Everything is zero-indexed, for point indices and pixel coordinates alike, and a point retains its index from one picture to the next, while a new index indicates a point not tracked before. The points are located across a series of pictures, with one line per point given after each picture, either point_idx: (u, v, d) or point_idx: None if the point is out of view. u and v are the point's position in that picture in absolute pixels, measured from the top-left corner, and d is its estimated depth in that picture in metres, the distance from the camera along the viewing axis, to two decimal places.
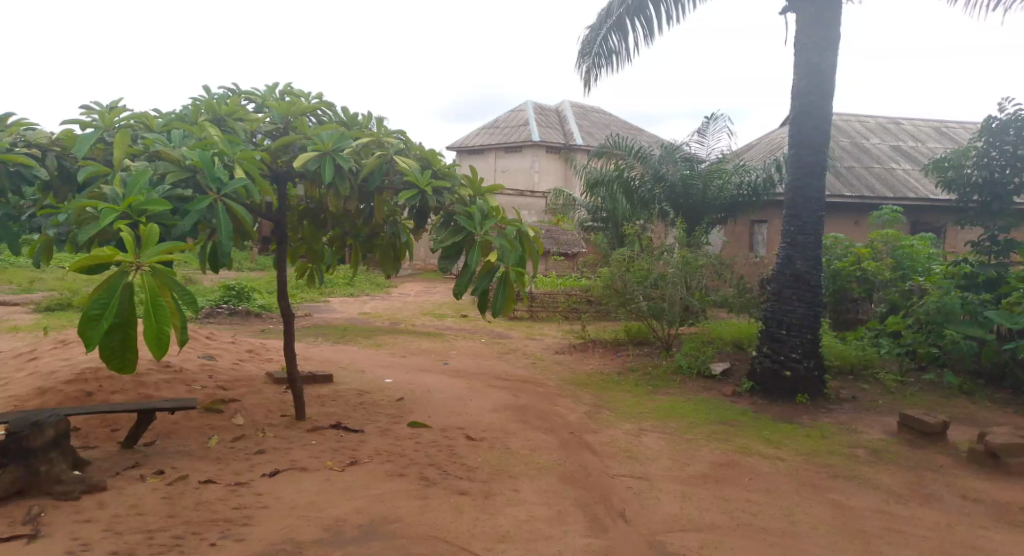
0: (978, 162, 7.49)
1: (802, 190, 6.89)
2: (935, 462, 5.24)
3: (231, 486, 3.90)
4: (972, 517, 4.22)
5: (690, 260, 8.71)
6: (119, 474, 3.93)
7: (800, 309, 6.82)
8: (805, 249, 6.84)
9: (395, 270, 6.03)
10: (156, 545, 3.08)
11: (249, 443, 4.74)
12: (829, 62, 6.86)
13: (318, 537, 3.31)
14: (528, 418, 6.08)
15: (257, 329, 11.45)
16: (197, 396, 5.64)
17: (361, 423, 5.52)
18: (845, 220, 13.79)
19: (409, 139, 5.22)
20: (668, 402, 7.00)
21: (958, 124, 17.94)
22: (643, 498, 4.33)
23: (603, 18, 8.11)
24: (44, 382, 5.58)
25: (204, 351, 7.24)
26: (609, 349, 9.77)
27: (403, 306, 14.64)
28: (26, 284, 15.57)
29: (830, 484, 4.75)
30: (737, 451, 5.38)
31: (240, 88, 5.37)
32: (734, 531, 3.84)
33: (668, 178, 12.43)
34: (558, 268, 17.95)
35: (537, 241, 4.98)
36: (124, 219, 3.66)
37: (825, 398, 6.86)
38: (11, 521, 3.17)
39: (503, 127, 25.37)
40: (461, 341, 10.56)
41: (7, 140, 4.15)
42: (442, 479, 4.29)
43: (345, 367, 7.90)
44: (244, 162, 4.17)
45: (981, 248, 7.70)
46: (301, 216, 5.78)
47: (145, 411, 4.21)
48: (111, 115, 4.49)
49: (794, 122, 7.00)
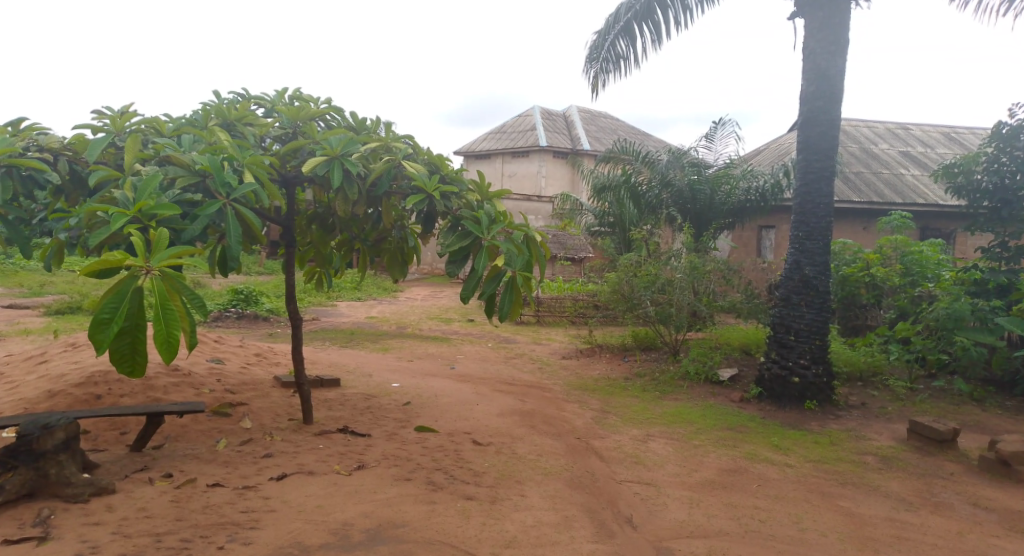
0: (988, 169, 7.45)
1: (811, 195, 6.86)
2: (945, 469, 5.21)
3: (238, 489, 3.91)
4: (984, 525, 4.18)
5: (697, 265, 8.69)
6: (128, 477, 3.95)
7: (808, 315, 6.79)
8: (813, 255, 6.81)
9: (403, 275, 6.04)
10: (164, 548, 3.09)
11: (257, 447, 4.76)
12: (838, 67, 6.84)
13: (325, 541, 3.31)
14: (535, 423, 6.07)
15: (265, 333, 11.50)
16: (205, 399, 5.66)
17: (368, 428, 5.52)
18: (853, 226, 13.75)
19: (417, 144, 5.25)
20: (675, 407, 6.97)
21: (967, 130, 17.85)
22: (650, 504, 4.31)
23: (611, 23, 8.12)
24: (54, 384, 5.61)
25: (212, 355, 7.27)
26: (616, 354, 9.75)
27: (410, 310, 14.67)
28: (36, 287, 15.71)
29: (839, 491, 4.72)
30: (744, 458, 5.35)
31: (249, 93, 5.41)
32: (742, 538, 3.81)
33: (676, 183, 12.39)
34: (565, 273, 17.95)
35: (544, 245, 4.94)
36: (134, 223, 3.69)
37: (833, 404, 6.82)
38: (21, 524, 3.19)
39: (510, 132, 25.42)
40: (468, 346, 10.57)
41: (19, 144, 4.19)
42: (449, 484, 4.29)
43: (352, 372, 7.91)
44: (253, 167, 4.20)
45: (992, 254, 7.63)
46: (309, 220, 5.81)
47: (154, 414, 4.23)
48: (122, 120, 4.53)
49: (802, 127, 6.98)
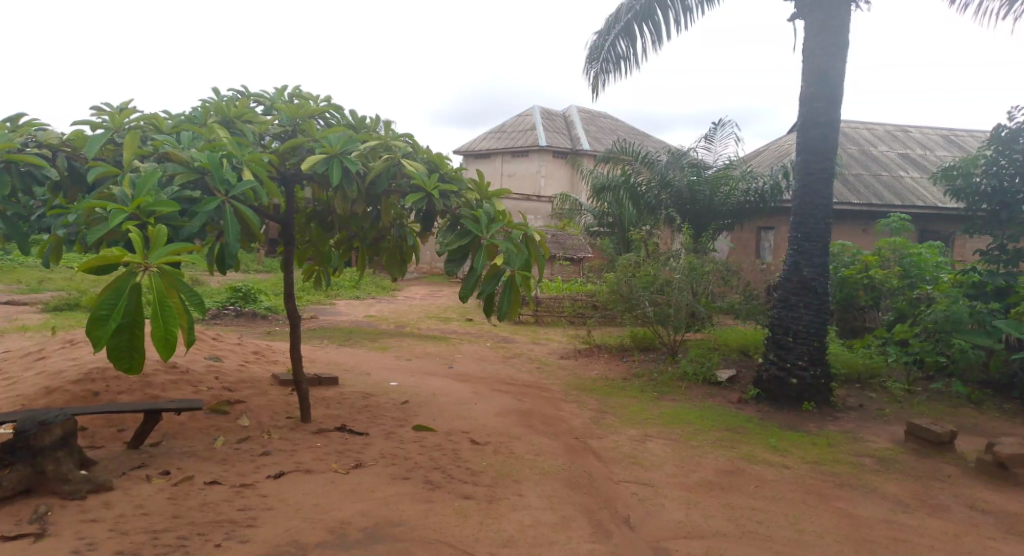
0: (987, 171, 7.47)
1: (810, 197, 6.86)
2: (942, 471, 5.21)
3: (236, 487, 3.91)
4: (981, 528, 4.19)
5: (696, 266, 8.68)
6: (126, 474, 3.94)
7: (806, 316, 6.79)
8: (812, 256, 6.81)
9: (402, 274, 6.03)
10: (161, 545, 3.08)
11: (255, 445, 4.75)
12: (838, 69, 6.85)
13: (322, 539, 3.31)
14: (533, 423, 6.07)
15: (263, 331, 11.48)
16: (203, 397, 5.66)
17: (366, 426, 5.52)
18: (853, 228, 13.76)
19: (416, 143, 5.25)
20: (673, 408, 6.98)
21: (967, 133, 17.86)
22: (647, 504, 4.32)
23: (611, 24, 8.12)
24: (51, 381, 5.60)
25: (210, 353, 7.25)
26: (614, 354, 9.75)
27: (408, 309, 14.65)
28: (34, 283, 15.68)
29: (837, 492, 4.72)
30: (742, 459, 5.36)
31: (249, 90, 5.39)
32: (739, 538, 3.82)
33: (675, 184, 12.38)
34: (564, 273, 17.95)
35: (544, 245, 4.93)
36: (132, 220, 3.68)
37: (831, 406, 6.82)
38: (17, 520, 3.18)
39: (510, 131, 25.41)
40: (466, 345, 10.56)
41: (18, 140, 4.18)
42: (446, 483, 4.28)
43: (350, 370, 7.89)
44: (253, 164, 4.20)
45: (990, 257, 7.63)
46: (308, 218, 5.80)
47: (151, 411, 4.23)
48: (121, 116, 4.52)
49: (802, 129, 6.99)
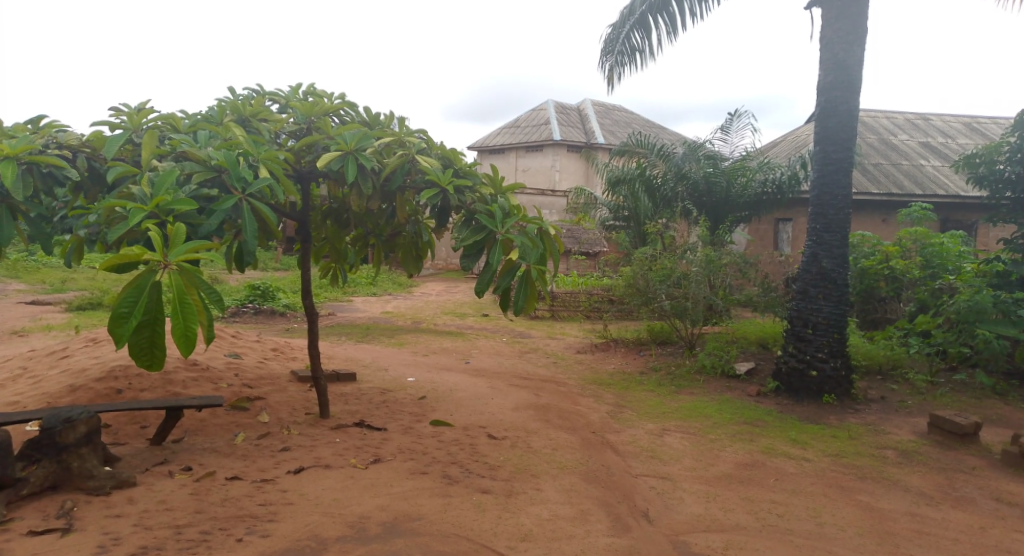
0: (1011, 159, 7.29)
1: (828, 186, 6.77)
2: (966, 463, 5.14)
3: (256, 482, 3.95)
4: (1007, 521, 4.12)
5: (713, 258, 8.59)
6: (150, 470, 4.00)
7: (826, 307, 6.71)
8: (831, 248, 6.73)
9: (417, 270, 6.06)
10: (184, 540, 3.12)
11: (275, 441, 4.80)
12: (857, 57, 6.73)
13: (342, 534, 3.33)
14: (550, 417, 6.08)
15: (281, 329, 11.56)
16: (224, 394, 5.73)
17: (384, 421, 5.56)
18: (872, 218, 13.57)
19: (430, 139, 5.25)
20: (691, 402, 6.93)
21: (990, 120, 17.50)
22: (666, 498, 4.30)
23: (625, 16, 8.04)
24: (75, 379, 5.70)
25: (229, 350, 7.33)
26: (632, 348, 9.69)
27: (425, 305, 14.73)
28: (57, 284, 15.92)
29: (858, 485, 4.67)
30: (761, 451, 5.33)
31: (263, 89, 5.42)
32: (760, 532, 3.79)
33: (691, 176, 12.26)
34: (580, 267, 17.92)
35: (559, 240, 4.92)
36: (152, 219, 3.72)
37: (851, 398, 6.74)
38: (44, 515, 3.24)
39: (524, 126, 25.33)
40: (482, 340, 10.58)
41: (39, 141, 4.23)
42: (464, 478, 4.30)
43: (368, 366, 7.94)
44: (268, 162, 4.20)
45: (1015, 246, 7.47)
46: (324, 216, 5.85)
47: (172, 408, 4.29)
48: (139, 116, 4.56)
49: (818, 118, 6.89)
